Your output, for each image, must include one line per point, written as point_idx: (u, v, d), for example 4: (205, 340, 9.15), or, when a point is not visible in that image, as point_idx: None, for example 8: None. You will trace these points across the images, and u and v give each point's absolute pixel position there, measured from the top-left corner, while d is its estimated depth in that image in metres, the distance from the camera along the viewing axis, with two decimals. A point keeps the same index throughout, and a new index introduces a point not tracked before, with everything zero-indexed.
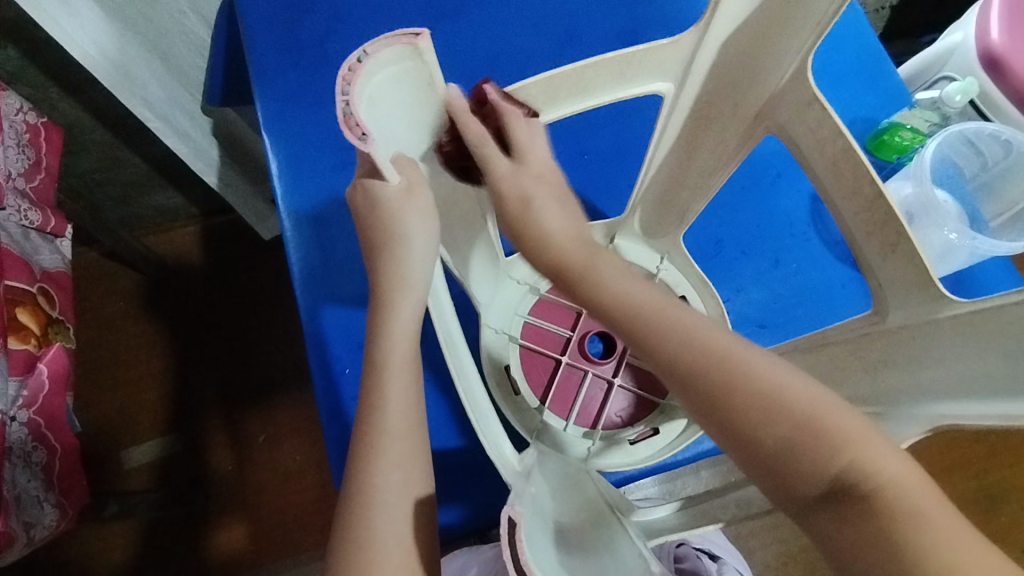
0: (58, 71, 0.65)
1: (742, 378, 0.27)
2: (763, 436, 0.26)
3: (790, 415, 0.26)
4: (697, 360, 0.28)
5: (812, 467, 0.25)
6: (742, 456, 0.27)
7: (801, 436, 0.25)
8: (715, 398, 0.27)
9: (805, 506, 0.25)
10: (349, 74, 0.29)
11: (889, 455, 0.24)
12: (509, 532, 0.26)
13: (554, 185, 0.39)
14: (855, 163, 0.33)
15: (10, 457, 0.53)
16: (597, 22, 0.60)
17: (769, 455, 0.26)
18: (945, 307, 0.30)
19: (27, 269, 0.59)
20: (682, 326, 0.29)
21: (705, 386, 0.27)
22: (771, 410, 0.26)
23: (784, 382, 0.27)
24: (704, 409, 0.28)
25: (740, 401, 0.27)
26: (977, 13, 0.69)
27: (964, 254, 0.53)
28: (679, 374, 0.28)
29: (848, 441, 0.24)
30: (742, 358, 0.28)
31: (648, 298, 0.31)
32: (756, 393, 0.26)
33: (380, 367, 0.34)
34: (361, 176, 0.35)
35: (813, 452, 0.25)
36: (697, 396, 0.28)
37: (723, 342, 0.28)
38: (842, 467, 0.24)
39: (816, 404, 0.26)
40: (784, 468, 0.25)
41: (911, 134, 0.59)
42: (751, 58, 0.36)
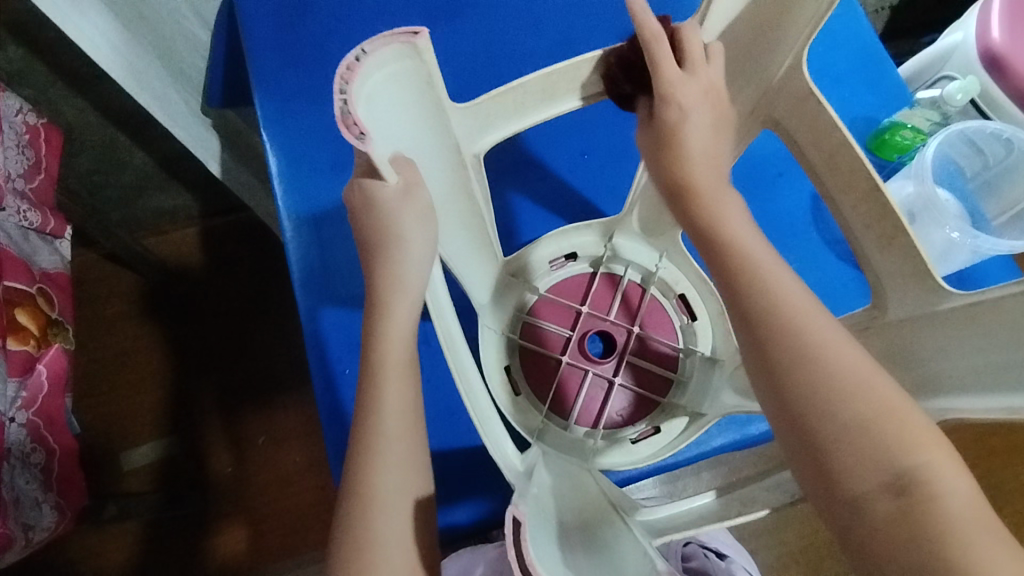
0: (58, 74, 0.65)
1: (817, 360, 0.27)
2: (828, 421, 0.26)
3: (867, 402, 0.26)
4: (781, 331, 0.28)
5: (869, 464, 0.25)
6: (797, 439, 0.27)
7: (866, 431, 0.25)
8: (793, 377, 0.27)
9: (851, 501, 0.25)
10: (347, 73, 0.29)
11: (949, 467, 0.24)
12: (513, 531, 0.26)
13: (713, 108, 0.34)
14: (852, 157, 0.33)
15: (9, 458, 0.53)
16: (594, 22, 0.60)
17: (826, 443, 0.26)
18: (944, 300, 0.30)
19: (26, 270, 0.59)
20: (775, 294, 0.29)
21: (780, 360, 0.28)
22: (850, 395, 0.26)
23: (863, 371, 0.27)
24: (771, 385, 0.28)
25: (814, 382, 0.27)
26: (976, 12, 0.69)
27: (966, 252, 0.53)
28: (758, 341, 0.29)
29: (912, 444, 0.25)
30: (823, 340, 0.27)
31: (751, 258, 0.31)
32: (830, 378, 0.27)
33: (378, 366, 0.34)
34: (359, 176, 0.35)
35: (874, 448, 0.25)
36: (771, 368, 0.28)
37: (813, 323, 0.28)
38: (900, 467, 0.24)
39: (893, 400, 0.26)
40: (837, 460, 0.26)
41: (912, 133, 0.59)
42: (748, 52, 0.36)
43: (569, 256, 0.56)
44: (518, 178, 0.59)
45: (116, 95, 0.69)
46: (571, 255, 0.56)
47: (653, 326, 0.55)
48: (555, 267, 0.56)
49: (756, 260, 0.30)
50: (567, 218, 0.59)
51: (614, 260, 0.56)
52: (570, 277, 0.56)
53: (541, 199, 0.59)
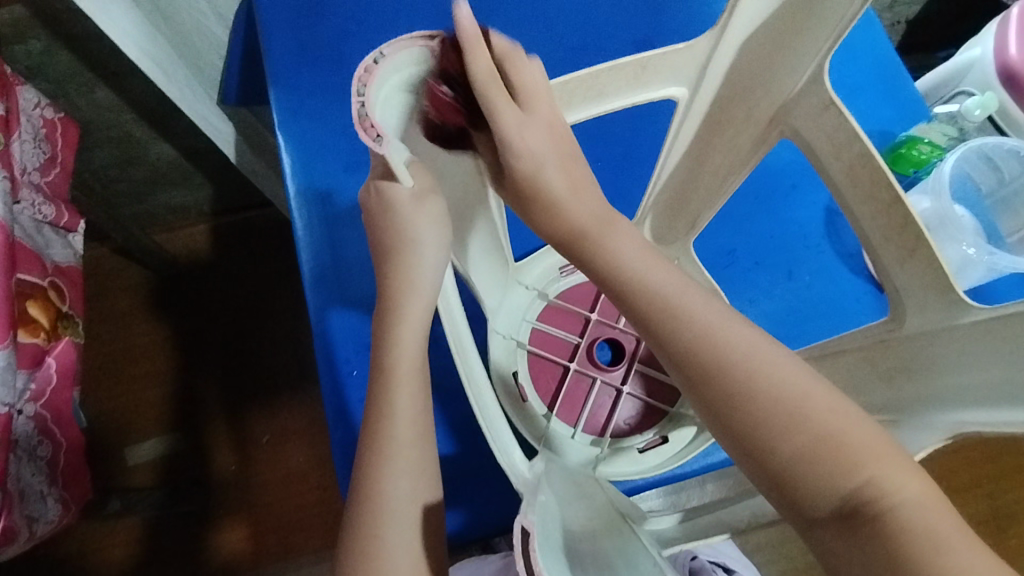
0: (75, 71, 0.65)
1: (757, 386, 0.26)
2: (776, 450, 0.25)
3: (805, 426, 0.25)
4: (711, 361, 0.27)
5: (825, 485, 0.24)
6: (753, 467, 0.26)
7: (816, 451, 0.24)
8: (727, 406, 0.26)
9: (811, 524, 0.24)
10: (365, 75, 0.29)
11: (903, 475, 0.23)
12: (523, 541, 0.26)
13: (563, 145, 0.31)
14: (873, 168, 0.33)
15: (14, 450, 0.53)
16: (612, 28, 0.60)
17: (780, 467, 0.25)
18: (965, 314, 0.30)
19: (39, 263, 0.59)
20: (700, 325, 0.27)
21: (715, 393, 0.26)
22: (787, 421, 0.25)
23: (801, 392, 0.26)
24: (714, 415, 0.27)
25: (758, 409, 0.26)
26: (995, 27, 0.69)
27: (982, 268, 0.53)
28: (690, 373, 0.27)
29: (864, 458, 0.24)
30: (761, 363, 0.26)
31: (667, 287, 0.29)
32: (771, 404, 0.25)
33: (392, 370, 0.34)
34: (376, 178, 0.35)
35: (827, 469, 0.24)
36: (706, 403, 0.27)
37: (737, 342, 0.27)
38: (853, 486, 0.23)
39: (834, 417, 0.25)
40: (794, 484, 0.25)
41: (929, 147, 0.58)
42: (769, 61, 0.36)
43: None
44: None
45: (134, 89, 0.70)
46: None
47: None
48: (566, 273, 0.56)
49: (656, 289, 0.29)
50: None
51: None
52: (580, 284, 0.56)
53: None
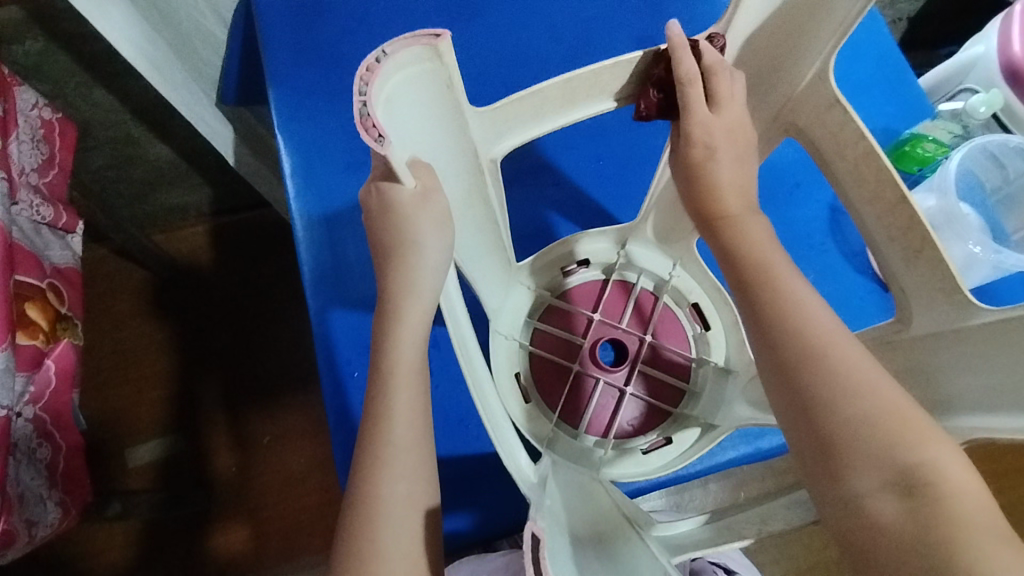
0: (73, 71, 0.64)
1: (833, 360, 0.27)
2: (840, 422, 0.26)
3: (873, 403, 0.26)
4: (795, 332, 0.28)
5: (878, 458, 0.25)
6: (806, 438, 0.27)
7: (873, 425, 0.25)
8: (800, 377, 0.27)
9: (860, 505, 0.25)
10: (366, 75, 0.28)
11: (957, 464, 0.24)
12: (533, 549, 0.25)
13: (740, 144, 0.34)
14: (878, 167, 0.32)
15: (14, 453, 0.52)
16: (613, 25, 0.59)
17: (834, 439, 0.26)
18: (973, 315, 0.30)
19: (38, 265, 0.59)
20: (795, 300, 0.29)
21: (795, 364, 0.28)
22: (857, 396, 0.26)
23: (873, 376, 0.27)
24: (785, 385, 0.28)
25: (826, 380, 0.27)
26: (998, 24, 0.68)
27: (988, 267, 0.52)
28: (771, 340, 0.29)
29: (920, 440, 0.24)
30: (842, 344, 0.28)
31: (771, 266, 0.31)
32: (842, 377, 0.27)
33: (391, 372, 0.33)
34: (376, 179, 0.34)
35: (882, 441, 0.25)
36: (783, 373, 0.28)
37: (824, 325, 0.28)
38: (912, 463, 0.24)
39: (900, 402, 0.26)
40: (845, 456, 0.25)
41: (934, 146, 0.57)
42: (772, 59, 0.36)
43: (581, 262, 0.55)
44: (531, 184, 0.59)
45: (133, 90, 0.69)
46: (584, 261, 0.55)
47: (665, 335, 0.54)
48: (567, 273, 0.55)
49: (764, 265, 0.31)
50: (582, 225, 0.58)
51: (627, 266, 0.55)
52: (582, 283, 0.55)
53: (556, 205, 0.58)
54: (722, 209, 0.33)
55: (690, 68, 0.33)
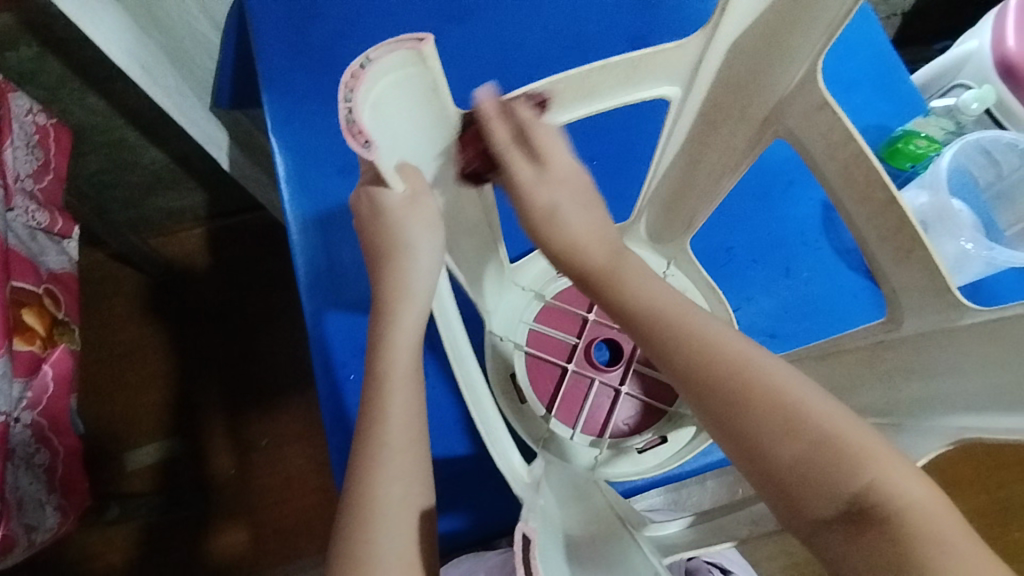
0: (67, 77, 0.64)
1: (760, 391, 0.27)
2: (778, 455, 0.26)
3: (805, 431, 0.26)
4: (717, 368, 0.28)
5: (825, 488, 0.25)
6: (753, 471, 0.27)
7: (814, 454, 0.25)
8: (731, 414, 0.27)
9: (816, 528, 0.25)
10: (352, 81, 0.28)
11: (904, 476, 0.24)
12: (524, 549, 0.25)
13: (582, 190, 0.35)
14: (868, 168, 0.32)
15: (12, 459, 0.52)
16: (605, 26, 0.60)
17: (780, 473, 0.26)
18: (964, 315, 0.30)
19: (34, 271, 0.59)
20: (710, 336, 0.29)
21: (720, 401, 0.27)
22: (788, 428, 0.26)
23: (800, 399, 0.26)
24: (717, 422, 0.28)
25: (756, 417, 0.27)
26: (991, 20, 0.68)
27: (981, 263, 0.52)
28: (694, 380, 0.28)
29: (863, 460, 0.24)
30: (763, 372, 0.27)
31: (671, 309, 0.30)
32: (773, 409, 0.26)
33: (385, 375, 0.33)
34: (366, 183, 0.34)
35: (825, 470, 0.25)
36: (710, 410, 0.28)
37: (742, 354, 0.28)
38: (857, 489, 0.24)
39: (833, 422, 0.26)
40: (794, 487, 0.25)
41: (926, 142, 0.57)
42: (762, 60, 0.36)
43: None
44: None
45: (127, 95, 0.69)
46: None
47: None
48: (562, 274, 0.56)
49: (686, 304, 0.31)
50: None
51: None
52: (576, 284, 0.56)
53: None
54: (588, 260, 0.33)
55: (505, 136, 0.34)
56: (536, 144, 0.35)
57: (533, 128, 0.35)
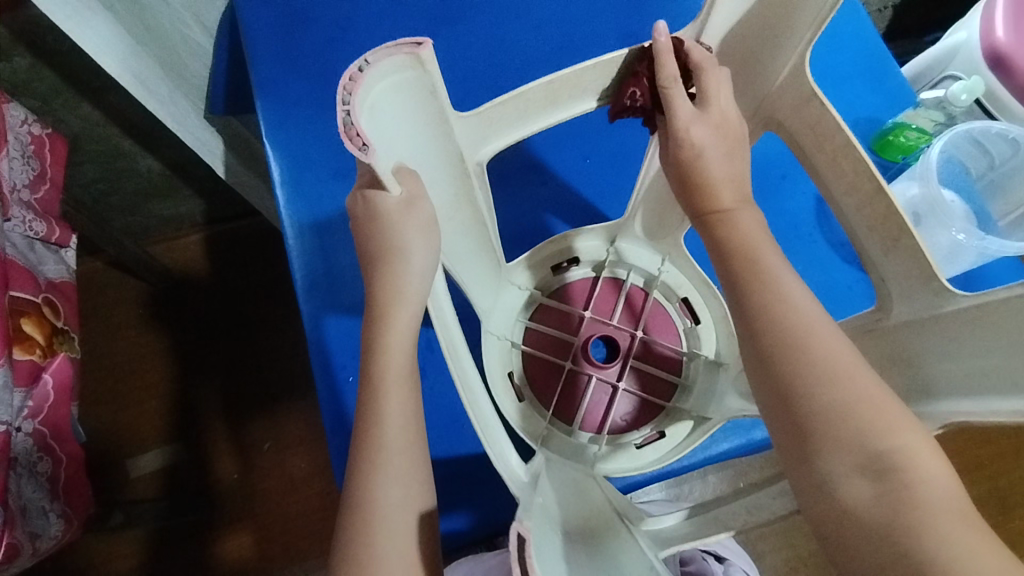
0: (61, 86, 0.65)
1: (811, 343, 0.27)
2: (816, 403, 0.26)
3: (850, 387, 0.26)
4: (778, 315, 0.28)
5: (854, 445, 0.25)
6: (780, 421, 0.27)
7: (849, 411, 0.25)
8: (775, 360, 0.27)
9: (830, 486, 0.25)
10: (350, 83, 0.29)
11: (926, 450, 0.24)
12: (518, 548, 0.25)
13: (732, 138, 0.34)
14: (855, 160, 0.33)
15: (15, 468, 0.53)
16: (596, 24, 0.60)
17: (811, 421, 0.26)
18: (951, 303, 0.30)
19: (32, 280, 0.59)
20: (776, 287, 0.29)
21: (773, 344, 0.28)
22: (834, 379, 0.26)
23: (850, 360, 0.27)
24: (761, 368, 0.28)
25: (802, 365, 0.27)
26: (980, 11, 0.69)
27: (973, 254, 0.52)
28: (751, 326, 0.29)
29: (892, 427, 0.25)
30: (818, 327, 0.28)
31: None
32: (820, 360, 0.27)
33: (380, 378, 0.34)
34: (360, 186, 0.34)
35: (852, 428, 0.25)
36: (761, 353, 0.28)
37: (805, 305, 0.28)
38: (883, 448, 0.25)
39: (874, 384, 0.26)
40: (820, 442, 0.26)
41: (917, 134, 0.58)
42: (750, 55, 0.36)
43: (571, 261, 0.56)
44: (520, 185, 0.59)
45: (121, 104, 0.70)
46: (573, 260, 0.56)
47: (656, 330, 0.55)
48: (557, 272, 0.56)
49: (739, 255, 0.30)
50: (571, 223, 0.59)
51: (617, 263, 0.55)
52: (571, 282, 0.56)
53: (545, 205, 0.59)
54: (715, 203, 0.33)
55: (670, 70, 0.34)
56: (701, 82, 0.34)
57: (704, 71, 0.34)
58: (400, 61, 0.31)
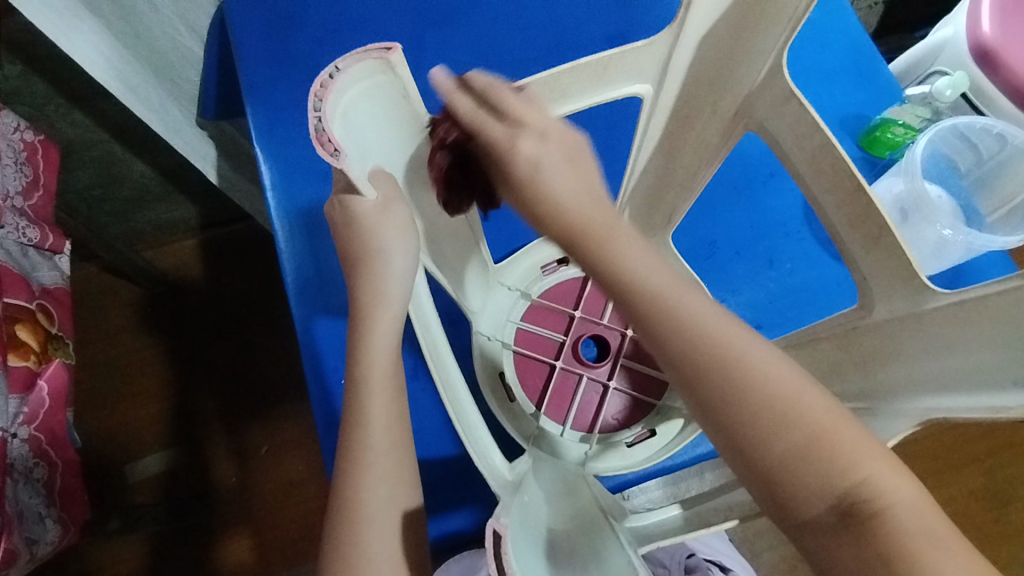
0: (53, 94, 0.65)
1: (752, 384, 0.25)
2: (768, 452, 0.25)
3: (799, 429, 0.25)
4: (711, 363, 0.25)
5: (817, 489, 0.24)
6: (738, 465, 0.26)
7: (807, 454, 0.24)
8: (719, 408, 0.26)
9: (802, 524, 0.25)
10: (321, 91, 0.29)
11: (888, 475, 0.24)
12: (495, 545, 0.25)
13: (566, 145, 0.30)
14: (834, 157, 0.33)
15: (10, 473, 0.53)
16: (583, 24, 0.60)
17: (769, 468, 0.25)
18: (930, 299, 0.31)
19: (26, 286, 0.59)
20: (700, 330, 0.26)
21: (712, 394, 0.25)
22: (782, 423, 0.25)
23: (793, 393, 0.25)
24: (707, 415, 0.26)
25: (749, 414, 0.25)
26: (967, 6, 0.69)
27: (959, 249, 0.53)
28: (684, 378, 0.26)
29: (854, 458, 0.24)
30: (755, 361, 0.26)
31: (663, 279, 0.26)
32: (764, 403, 0.25)
33: (364, 379, 0.34)
34: (340, 190, 0.35)
35: (816, 473, 0.24)
36: (701, 402, 0.26)
37: (732, 338, 0.26)
38: (848, 487, 0.24)
39: (822, 416, 0.25)
40: (781, 488, 0.25)
41: (903, 129, 0.58)
42: (731, 54, 0.36)
43: (561, 261, 0.56)
44: None
45: (114, 110, 0.70)
46: (563, 260, 0.56)
47: None
48: (547, 271, 0.56)
49: (654, 285, 0.26)
50: None
51: None
52: (561, 282, 0.56)
53: None
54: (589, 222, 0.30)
55: (467, 104, 0.33)
56: (505, 108, 0.32)
57: (498, 90, 0.32)
58: (367, 65, 0.31)
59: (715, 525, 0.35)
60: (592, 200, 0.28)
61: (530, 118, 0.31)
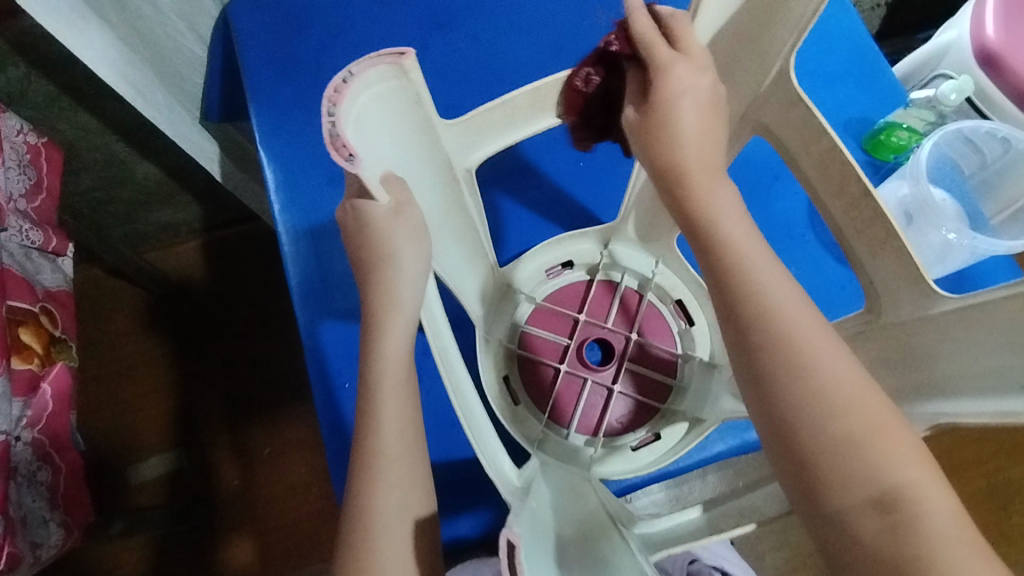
0: (56, 96, 0.65)
1: (812, 368, 0.26)
2: (819, 435, 0.25)
3: (855, 416, 0.25)
4: (777, 341, 0.27)
5: (860, 480, 0.24)
6: (780, 450, 0.26)
7: (857, 443, 0.25)
8: (775, 387, 0.26)
9: (838, 517, 0.24)
10: (335, 95, 0.29)
11: (929, 480, 0.24)
12: (508, 555, 0.25)
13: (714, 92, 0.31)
14: (841, 163, 0.33)
15: (15, 477, 0.53)
16: (586, 28, 0.60)
17: (814, 453, 0.25)
18: (939, 304, 0.30)
19: (29, 289, 0.59)
20: (781, 307, 0.27)
21: (775, 369, 0.26)
22: (839, 408, 0.25)
23: (855, 384, 0.26)
24: (760, 394, 0.27)
25: (805, 394, 0.26)
26: (970, 9, 0.69)
27: (965, 254, 0.52)
28: (749, 350, 0.27)
29: (898, 461, 0.24)
30: (818, 348, 0.26)
31: (749, 253, 0.29)
32: (823, 388, 0.26)
33: (376, 384, 0.34)
34: (351, 196, 0.35)
35: (864, 461, 0.24)
36: (760, 378, 0.27)
37: (803, 323, 0.27)
38: (892, 483, 0.24)
39: (878, 411, 0.25)
40: (821, 476, 0.25)
41: (906, 134, 0.58)
42: (738, 59, 0.36)
43: (565, 264, 0.56)
44: (513, 188, 0.59)
45: (117, 112, 0.70)
46: (568, 263, 0.56)
47: (652, 332, 0.55)
48: (551, 275, 0.56)
49: (745, 254, 0.29)
50: (565, 226, 0.59)
51: (612, 266, 0.55)
52: (566, 285, 0.56)
53: (537, 207, 0.59)
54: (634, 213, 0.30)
55: (648, 24, 0.32)
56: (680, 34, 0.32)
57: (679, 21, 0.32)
58: (386, 68, 0.32)
59: (719, 533, 0.35)
60: (714, 167, 0.31)
61: (699, 56, 0.31)
